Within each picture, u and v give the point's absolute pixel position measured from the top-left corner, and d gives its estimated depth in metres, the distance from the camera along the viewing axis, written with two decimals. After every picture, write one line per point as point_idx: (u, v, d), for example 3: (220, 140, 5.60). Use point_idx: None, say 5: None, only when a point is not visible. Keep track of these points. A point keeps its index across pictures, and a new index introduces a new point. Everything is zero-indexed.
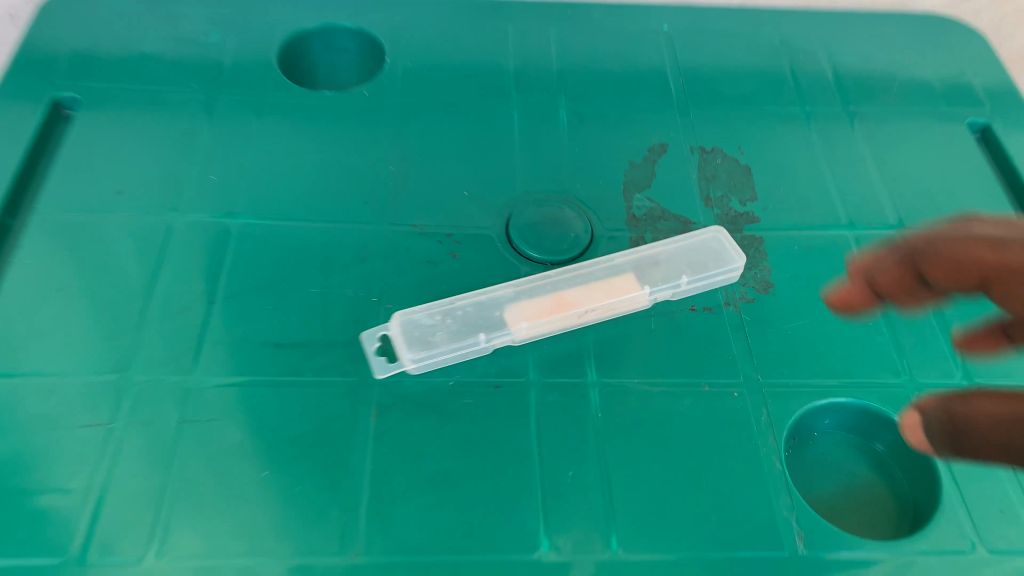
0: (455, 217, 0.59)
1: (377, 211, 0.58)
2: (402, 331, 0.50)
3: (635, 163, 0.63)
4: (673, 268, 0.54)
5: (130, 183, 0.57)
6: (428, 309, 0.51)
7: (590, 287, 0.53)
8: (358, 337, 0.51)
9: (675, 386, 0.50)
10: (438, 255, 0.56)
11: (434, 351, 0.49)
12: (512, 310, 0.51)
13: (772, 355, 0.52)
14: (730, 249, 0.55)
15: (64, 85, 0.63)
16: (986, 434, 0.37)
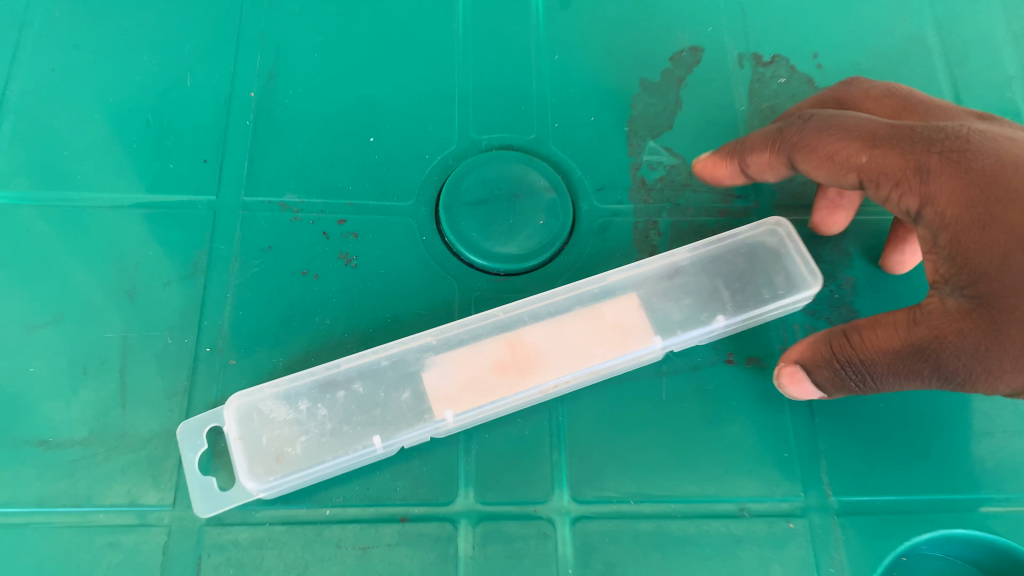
0: (352, 185, 0.36)
1: (223, 180, 0.36)
2: (239, 434, 0.30)
3: (648, 83, 0.39)
4: (702, 298, 0.33)
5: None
6: (288, 387, 0.31)
7: (564, 336, 0.32)
8: (179, 437, 0.30)
9: (695, 517, 0.31)
10: (321, 261, 0.34)
11: (292, 471, 0.29)
12: (430, 383, 0.31)
13: (854, 454, 0.33)
14: (801, 262, 0.34)
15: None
16: (892, 376, 0.28)
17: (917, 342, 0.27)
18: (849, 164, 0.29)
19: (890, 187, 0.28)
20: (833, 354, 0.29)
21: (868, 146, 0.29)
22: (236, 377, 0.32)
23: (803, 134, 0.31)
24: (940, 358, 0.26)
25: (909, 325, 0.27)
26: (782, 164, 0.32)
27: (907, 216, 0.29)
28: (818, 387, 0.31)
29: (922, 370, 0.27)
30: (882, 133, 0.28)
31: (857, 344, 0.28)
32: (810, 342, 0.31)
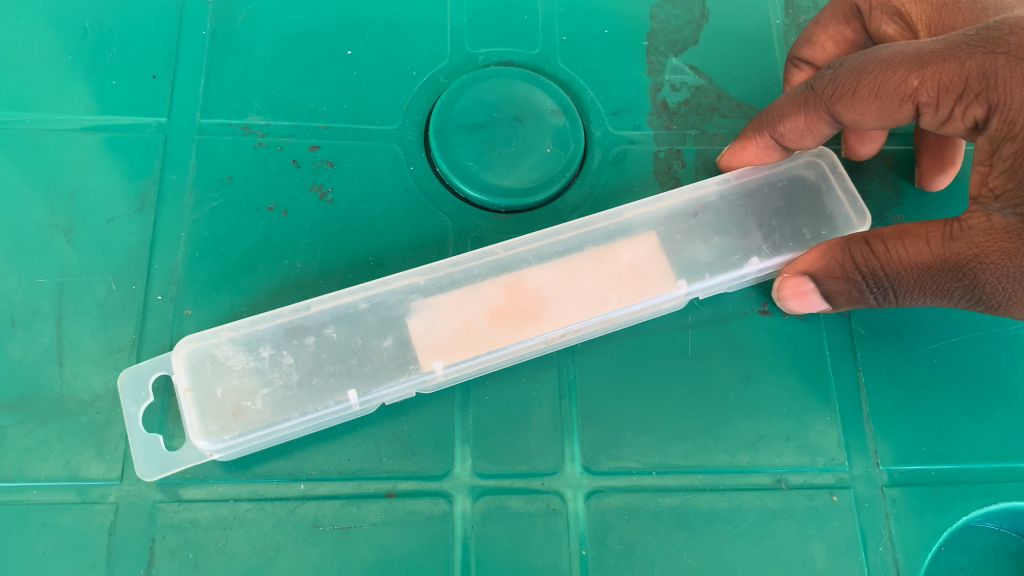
0: (328, 107, 0.31)
1: (174, 97, 0.31)
2: (189, 385, 0.25)
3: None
4: (734, 237, 0.29)
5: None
6: (249, 332, 0.26)
7: (572, 275, 0.27)
8: (120, 379, 0.26)
9: (725, 491, 0.27)
10: (292, 194, 0.30)
11: (252, 428, 0.25)
12: (415, 331, 0.26)
13: (903, 418, 0.29)
14: (844, 199, 0.29)
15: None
16: (912, 289, 0.24)
17: (953, 258, 0.23)
18: (895, 93, 0.24)
19: (951, 104, 0.23)
20: (851, 264, 0.25)
21: (916, 68, 0.23)
22: (193, 329, 0.28)
23: (838, 82, 0.26)
24: (979, 278, 0.23)
25: (942, 239, 0.23)
26: (823, 123, 0.27)
27: (971, 130, 0.24)
28: (826, 298, 0.27)
29: (954, 288, 0.24)
30: (932, 46, 0.23)
31: (882, 257, 0.24)
32: (819, 249, 0.27)
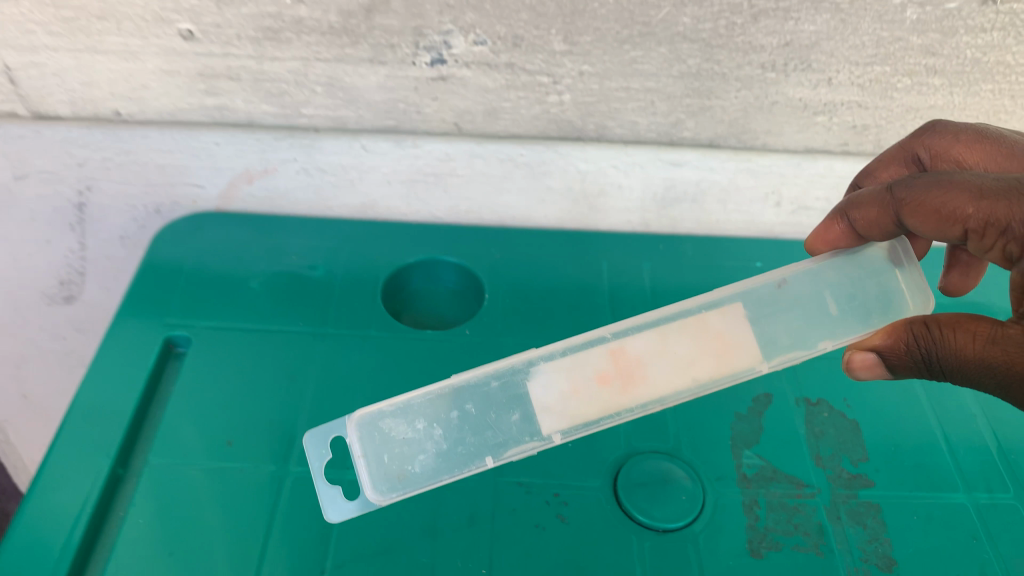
0: (561, 471, 0.55)
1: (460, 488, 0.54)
2: (372, 447, 0.47)
3: (740, 414, 0.60)
4: (819, 312, 0.47)
5: (220, 402, 0.59)
6: (404, 406, 0.47)
7: (671, 344, 0.46)
8: (307, 437, 0.49)
9: None
10: (541, 517, 0.53)
11: (410, 487, 0.46)
12: (536, 392, 0.47)
13: None
14: (916, 280, 0.46)
15: (176, 323, 0.64)
16: (969, 370, 0.38)
17: (990, 358, 0.37)
18: (953, 217, 0.39)
19: (994, 237, 0.37)
20: (914, 347, 0.39)
21: (973, 200, 0.38)
22: None
23: (909, 197, 0.41)
24: (1017, 381, 0.36)
25: (986, 342, 0.37)
26: (887, 217, 0.44)
27: (1004, 258, 0.38)
28: (887, 368, 0.42)
29: (986, 381, 0.37)
30: (986, 187, 0.37)
31: (942, 344, 0.38)
32: (888, 328, 0.41)
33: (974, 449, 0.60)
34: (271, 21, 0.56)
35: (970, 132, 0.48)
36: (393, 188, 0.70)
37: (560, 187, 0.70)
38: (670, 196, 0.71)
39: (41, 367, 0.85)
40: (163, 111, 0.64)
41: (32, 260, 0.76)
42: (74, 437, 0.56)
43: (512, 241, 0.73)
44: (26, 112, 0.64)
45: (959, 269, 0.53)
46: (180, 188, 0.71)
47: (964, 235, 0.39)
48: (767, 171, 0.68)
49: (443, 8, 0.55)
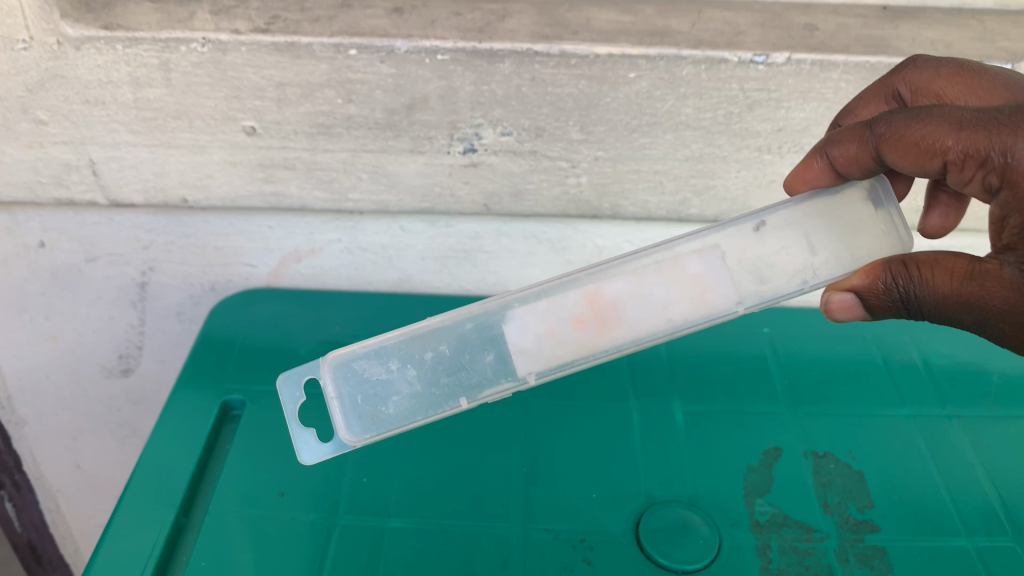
0: (584, 517, 0.60)
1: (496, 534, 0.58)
2: (350, 389, 0.53)
3: (752, 465, 0.64)
4: (796, 249, 0.51)
5: (270, 459, 0.64)
6: (378, 348, 0.53)
7: (649, 286, 0.52)
8: (280, 384, 0.55)
9: None
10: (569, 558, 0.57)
11: (386, 424, 0.52)
12: (512, 334, 0.52)
13: None
14: (896, 221, 0.51)
15: (231, 388, 0.70)
16: (950, 304, 0.45)
17: (966, 293, 0.45)
18: (939, 148, 0.44)
19: (976, 168, 0.43)
20: (894, 289, 0.47)
21: (956, 132, 0.43)
22: None
23: (894, 131, 0.46)
24: (985, 310, 0.45)
25: (962, 279, 0.45)
26: (867, 152, 0.49)
27: (985, 188, 0.44)
28: (869, 308, 0.49)
29: (962, 317, 0.46)
30: (968, 120, 0.43)
31: (919, 283, 0.46)
32: (866, 270, 0.48)
33: (979, 508, 0.62)
34: (325, 118, 0.64)
35: (950, 68, 0.54)
36: (426, 264, 0.79)
37: (579, 261, 0.79)
38: None
39: (97, 439, 0.92)
40: (225, 199, 0.71)
41: (95, 336, 0.83)
42: (140, 491, 0.61)
43: None
44: (104, 199, 0.71)
45: (938, 210, 0.60)
46: (235, 266, 0.79)
47: (943, 168, 0.45)
48: None
49: (475, 105, 0.63)
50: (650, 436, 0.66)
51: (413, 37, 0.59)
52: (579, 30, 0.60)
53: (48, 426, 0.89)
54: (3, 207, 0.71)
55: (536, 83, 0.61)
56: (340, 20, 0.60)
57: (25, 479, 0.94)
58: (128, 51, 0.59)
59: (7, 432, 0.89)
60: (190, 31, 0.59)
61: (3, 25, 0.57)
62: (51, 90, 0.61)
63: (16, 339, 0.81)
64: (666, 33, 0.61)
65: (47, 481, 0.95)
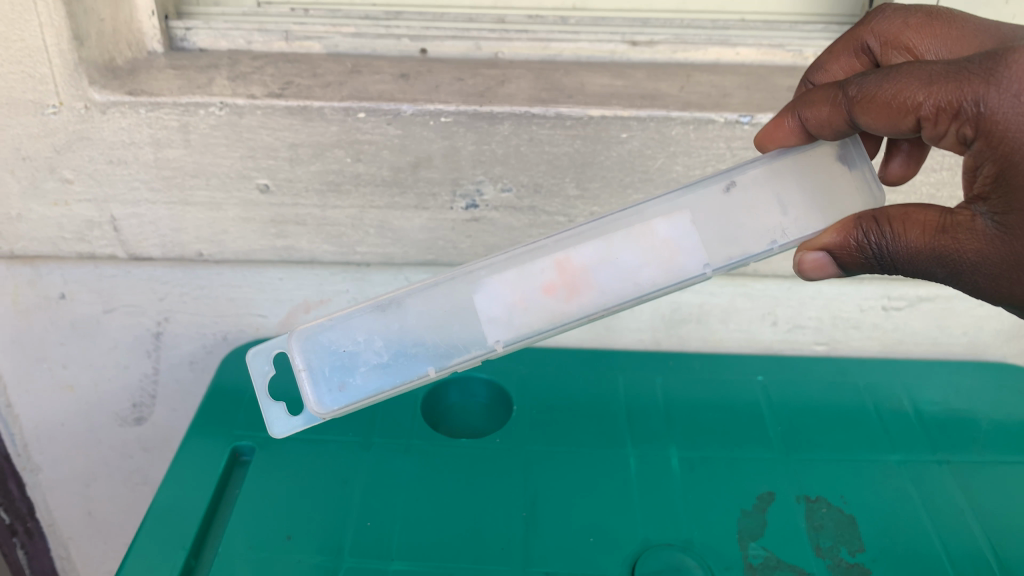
0: (582, 561, 0.61)
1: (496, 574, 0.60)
2: (319, 360, 0.50)
3: (746, 510, 0.65)
4: (767, 208, 0.49)
5: (278, 504, 0.66)
6: (343, 320, 0.51)
7: (617, 250, 0.49)
8: (251, 360, 0.53)
9: None
10: None
11: (353, 397, 0.50)
12: (482, 305, 0.50)
13: None
14: (867, 178, 0.49)
15: (242, 434, 0.72)
16: (921, 259, 0.44)
17: (939, 246, 0.43)
18: (912, 102, 0.42)
19: (947, 120, 0.41)
20: (865, 246, 0.46)
21: (926, 86, 0.41)
22: None
23: (864, 93, 0.44)
24: (959, 266, 0.43)
25: (935, 232, 0.43)
26: (838, 115, 0.46)
27: (960, 139, 0.42)
28: (840, 266, 0.48)
29: (937, 272, 0.44)
30: (938, 72, 0.41)
31: (892, 238, 0.44)
32: (838, 227, 0.47)
33: (967, 552, 0.63)
34: (335, 176, 0.68)
35: (919, 17, 0.52)
36: None
37: None
38: (676, 318, 0.81)
39: (109, 486, 0.94)
40: (239, 252, 0.75)
41: (111, 384, 0.85)
42: (153, 533, 0.63)
43: (536, 358, 0.82)
44: (123, 253, 0.74)
45: (900, 157, 0.56)
46: (246, 316, 0.82)
47: (918, 124, 0.42)
48: (762, 294, 0.78)
49: (477, 164, 0.67)
50: (648, 481, 0.68)
51: (418, 101, 0.63)
52: (573, 94, 0.65)
53: (62, 473, 0.92)
54: (28, 261, 0.74)
55: (533, 143, 0.65)
56: (350, 85, 0.66)
57: (38, 526, 0.96)
58: (150, 115, 0.63)
59: (21, 478, 0.91)
60: (209, 96, 0.63)
61: (37, 92, 0.62)
62: (77, 151, 0.65)
63: (34, 388, 0.84)
64: (656, 95, 0.65)
65: (59, 528, 0.97)
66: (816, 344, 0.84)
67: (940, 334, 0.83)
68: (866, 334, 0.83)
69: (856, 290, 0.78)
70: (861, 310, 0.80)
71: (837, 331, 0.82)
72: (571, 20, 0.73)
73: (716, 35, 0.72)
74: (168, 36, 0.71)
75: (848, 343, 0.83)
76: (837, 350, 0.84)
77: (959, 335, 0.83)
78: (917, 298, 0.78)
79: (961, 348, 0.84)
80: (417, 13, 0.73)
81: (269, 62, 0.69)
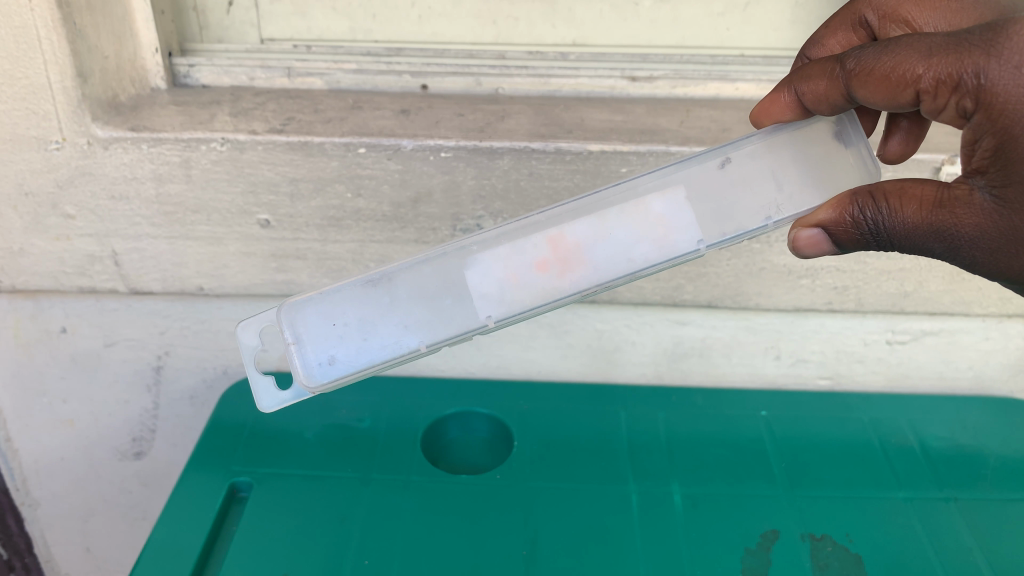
0: None
1: None
2: (308, 332, 0.49)
3: (750, 549, 0.64)
4: (761, 184, 0.49)
5: (276, 541, 0.65)
6: (333, 294, 0.49)
7: (610, 227, 0.48)
8: (240, 337, 0.53)
9: None
10: None
11: (342, 371, 0.49)
12: (474, 280, 0.49)
13: None
14: (863, 155, 0.49)
15: (240, 469, 0.72)
16: (917, 233, 0.44)
17: (937, 221, 0.43)
18: (911, 76, 0.42)
19: (947, 94, 0.41)
20: (861, 224, 0.45)
21: (926, 58, 0.41)
22: None
23: (863, 66, 0.44)
24: (956, 241, 0.43)
25: (932, 207, 0.43)
26: (836, 91, 0.47)
27: (959, 113, 0.41)
28: (834, 244, 0.47)
29: (934, 246, 0.44)
30: (938, 44, 0.41)
31: (889, 213, 0.44)
32: (832, 203, 0.47)
33: None
34: (335, 211, 0.68)
35: None
36: None
37: (579, 344, 0.80)
38: (679, 351, 0.81)
39: (108, 522, 0.93)
40: (239, 286, 0.75)
41: (110, 418, 0.85)
42: (148, 569, 0.62)
43: (537, 392, 0.81)
44: (124, 287, 0.74)
45: (899, 134, 0.58)
46: None
47: (917, 98, 0.42)
48: (765, 327, 0.78)
49: (477, 199, 0.67)
50: (650, 518, 0.67)
51: (418, 136, 0.63)
52: (572, 130, 0.65)
53: (60, 509, 0.91)
54: (30, 296, 0.74)
55: (533, 177, 0.65)
56: (351, 120, 0.66)
57: (35, 562, 0.95)
58: (152, 151, 0.64)
59: (19, 513, 0.91)
60: (210, 131, 0.63)
61: (40, 128, 0.62)
62: (79, 186, 0.66)
63: (33, 422, 0.84)
64: (655, 131, 0.66)
65: (56, 565, 0.96)
66: (820, 379, 0.83)
67: (945, 368, 0.82)
68: (870, 368, 0.82)
69: (860, 323, 0.77)
70: (865, 343, 0.79)
71: (841, 365, 0.82)
72: (571, 56, 0.74)
73: (714, 70, 0.73)
74: (171, 73, 0.72)
75: (853, 377, 0.83)
76: (842, 385, 0.83)
77: (965, 369, 0.82)
78: (922, 331, 0.78)
79: (967, 383, 0.83)
80: (418, 49, 0.74)
81: (271, 98, 0.70)
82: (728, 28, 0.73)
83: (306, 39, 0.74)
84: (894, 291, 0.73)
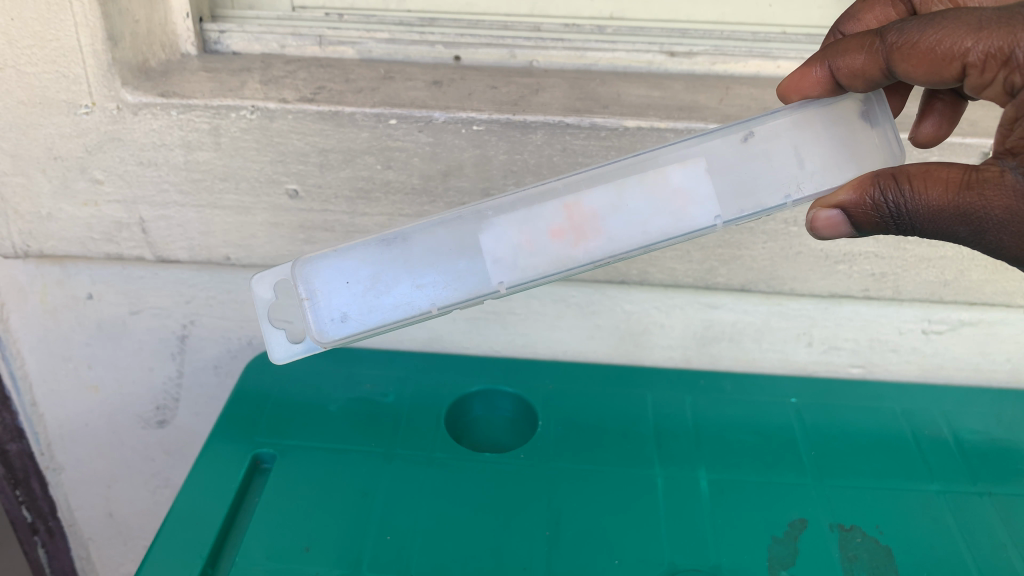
0: None
1: None
2: (322, 287, 0.49)
3: (776, 537, 0.63)
4: (784, 161, 0.48)
5: (297, 514, 0.64)
6: (348, 251, 0.48)
7: (628, 197, 0.47)
8: (255, 282, 0.53)
9: None
10: None
11: (352, 329, 0.48)
12: (488, 244, 0.48)
13: None
14: (888, 137, 0.48)
15: (262, 441, 0.71)
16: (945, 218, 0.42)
17: (965, 203, 0.42)
18: (959, 49, 0.41)
19: (996, 68, 0.41)
20: (883, 207, 0.44)
21: (976, 32, 0.41)
22: None
23: (906, 41, 0.44)
24: (986, 228, 0.42)
25: (961, 191, 0.42)
26: (875, 67, 0.47)
27: (1004, 89, 0.41)
28: (854, 227, 0.46)
29: (959, 231, 0.43)
30: (988, 18, 0.41)
31: (913, 196, 0.43)
32: (853, 184, 0.45)
33: None
34: (364, 183, 0.67)
35: None
36: (456, 325, 0.80)
37: (607, 324, 0.79)
38: (708, 335, 0.79)
39: (130, 488, 0.94)
40: (266, 258, 0.74)
41: (135, 386, 0.85)
42: (171, 538, 0.62)
43: (561, 372, 0.81)
44: (151, 255, 0.73)
45: (933, 117, 0.56)
46: None
47: (962, 72, 0.42)
48: (797, 314, 0.76)
49: (508, 174, 0.65)
50: (673, 503, 0.66)
51: (451, 108, 0.62)
52: (609, 105, 0.64)
53: (84, 474, 0.92)
54: (57, 262, 0.74)
55: (567, 153, 0.64)
56: (382, 91, 0.65)
57: (59, 526, 0.97)
58: (182, 117, 0.63)
59: (44, 477, 0.92)
60: (241, 99, 0.62)
61: (69, 92, 0.61)
62: (108, 152, 0.65)
63: (59, 387, 0.84)
64: (694, 108, 0.64)
65: (79, 529, 0.97)
66: (852, 367, 0.81)
67: (981, 360, 0.80)
68: (904, 357, 0.80)
69: (895, 312, 0.75)
70: (900, 332, 0.77)
71: (874, 353, 0.80)
72: (608, 30, 0.72)
73: (756, 47, 0.71)
74: (202, 38, 0.71)
75: (886, 365, 0.81)
76: (874, 373, 0.82)
77: (1002, 361, 0.80)
78: (960, 321, 0.76)
79: (1003, 375, 0.81)
80: (452, 19, 0.72)
81: (301, 66, 0.69)
82: (770, 4, 0.71)
83: (338, 7, 0.72)
84: (934, 280, 0.71)
